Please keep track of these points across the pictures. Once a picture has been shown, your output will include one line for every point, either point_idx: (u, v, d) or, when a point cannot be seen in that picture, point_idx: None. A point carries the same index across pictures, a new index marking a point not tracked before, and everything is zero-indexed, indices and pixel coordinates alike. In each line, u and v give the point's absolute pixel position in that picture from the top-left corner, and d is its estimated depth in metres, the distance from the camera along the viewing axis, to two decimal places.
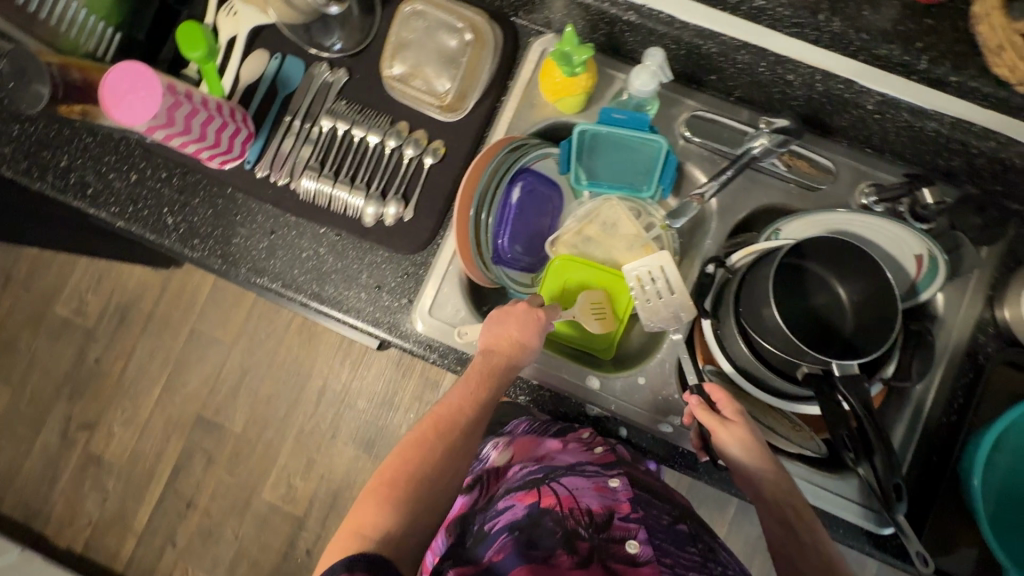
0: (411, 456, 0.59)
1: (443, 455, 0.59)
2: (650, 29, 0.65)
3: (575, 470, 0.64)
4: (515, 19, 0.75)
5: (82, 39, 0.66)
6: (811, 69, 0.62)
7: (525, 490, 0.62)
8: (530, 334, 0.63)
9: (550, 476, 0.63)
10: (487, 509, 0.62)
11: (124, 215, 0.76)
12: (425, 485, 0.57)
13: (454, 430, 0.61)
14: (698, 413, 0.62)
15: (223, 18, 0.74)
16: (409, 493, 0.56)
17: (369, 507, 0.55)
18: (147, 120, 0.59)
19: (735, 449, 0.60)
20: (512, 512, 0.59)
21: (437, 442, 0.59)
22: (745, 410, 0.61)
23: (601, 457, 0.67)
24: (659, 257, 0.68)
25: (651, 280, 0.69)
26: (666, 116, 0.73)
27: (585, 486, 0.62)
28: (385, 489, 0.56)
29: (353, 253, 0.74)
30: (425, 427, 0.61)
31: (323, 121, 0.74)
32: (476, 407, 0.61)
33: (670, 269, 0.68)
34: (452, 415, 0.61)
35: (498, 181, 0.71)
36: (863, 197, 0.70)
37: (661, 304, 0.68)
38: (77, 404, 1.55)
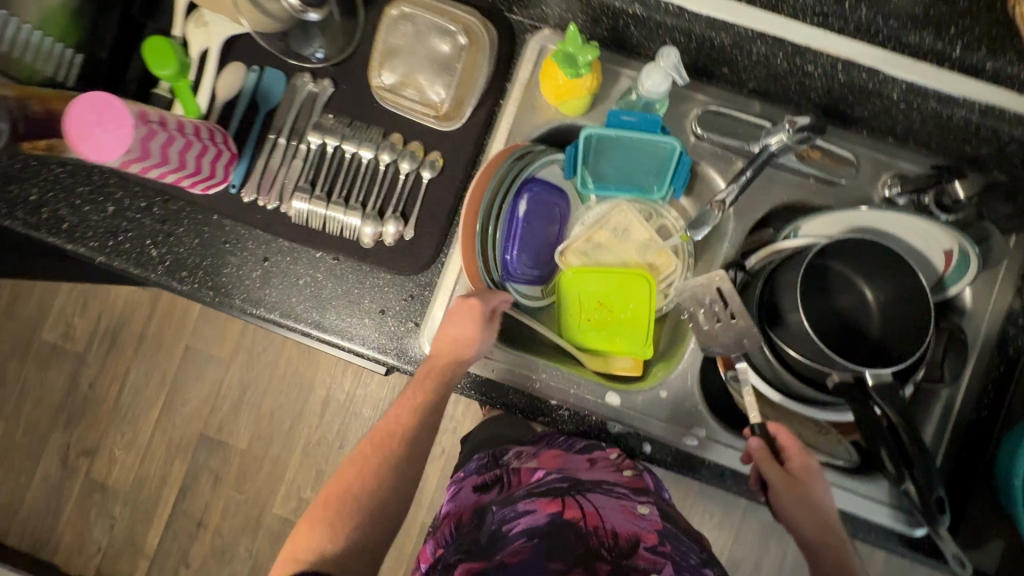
0: (352, 475, 0.62)
1: (381, 468, 0.62)
2: (657, 22, 0.60)
3: (603, 488, 0.60)
4: (510, 16, 0.69)
5: (39, 62, 0.61)
6: (831, 58, 0.56)
7: (549, 497, 0.58)
8: (469, 326, 0.61)
9: (576, 488, 0.59)
10: (506, 507, 0.59)
11: (104, 250, 0.71)
12: (362, 498, 0.61)
13: (393, 442, 0.63)
14: (761, 463, 0.60)
15: (193, 30, 0.69)
16: (347, 511, 0.60)
17: (314, 526, 0.59)
18: (121, 153, 0.54)
19: (790, 508, 0.59)
20: (534, 517, 0.56)
21: (374, 457, 0.63)
22: (815, 468, 0.60)
23: (631, 481, 0.62)
24: (714, 278, 0.61)
25: (709, 300, 0.62)
26: (677, 114, 0.69)
27: (612, 505, 0.58)
28: (325, 509, 0.60)
29: (352, 277, 0.69)
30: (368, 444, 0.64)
31: (311, 137, 0.69)
32: (411, 415, 0.63)
33: (728, 288, 0.61)
34: (391, 429, 0.63)
35: (504, 193, 0.67)
36: (885, 188, 0.67)
37: (720, 329, 0.62)
38: (75, 430, 1.51)
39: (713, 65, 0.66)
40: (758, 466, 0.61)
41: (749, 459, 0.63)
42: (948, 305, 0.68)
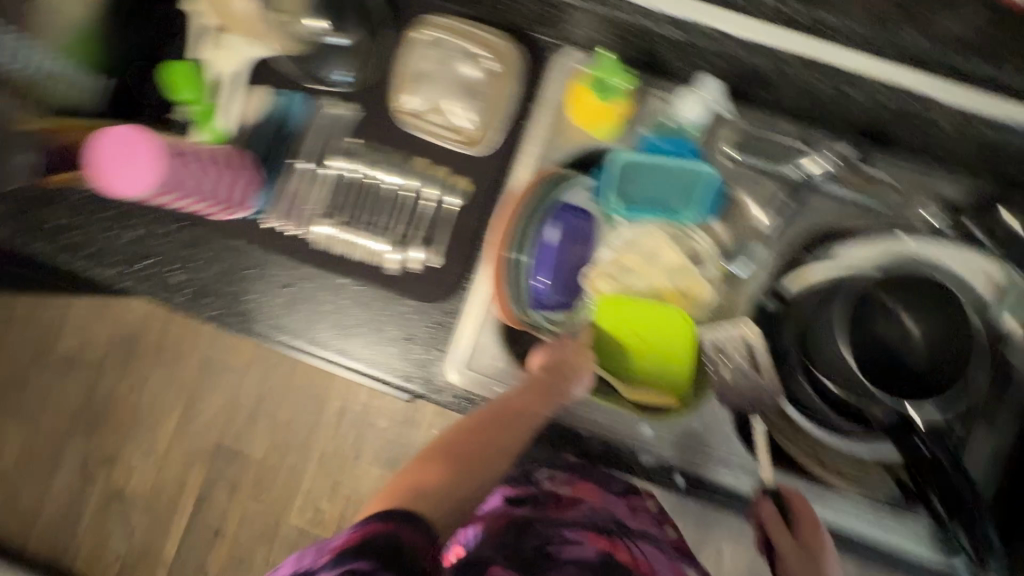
0: (475, 433, 0.51)
1: (505, 442, 0.51)
2: (692, 46, 0.58)
3: (651, 540, 0.62)
4: (536, 34, 0.67)
5: (54, 89, 0.60)
6: (876, 83, 0.53)
7: (597, 532, 0.58)
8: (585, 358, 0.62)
9: (623, 533, 0.60)
10: (552, 530, 0.57)
11: (129, 275, 0.70)
12: (483, 462, 0.49)
13: (518, 420, 0.53)
14: (773, 530, 0.56)
15: (215, 52, 0.67)
16: (467, 467, 0.48)
17: (424, 467, 0.47)
18: (153, 184, 0.54)
19: None
20: (583, 549, 0.55)
21: (497, 423, 0.52)
22: (830, 546, 0.55)
23: (673, 539, 0.65)
24: (745, 329, 0.64)
25: (731, 354, 0.65)
26: (710, 137, 0.67)
27: (662, 560, 0.59)
28: (438, 456, 0.48)
29: (379, 304, 0.68)
30: (481, 414, 0.53)
31: (337, 163, 0.69)
32: (533, 403, 0.55)
33: (755, 341, 0.64)
34: (520, 406, 0.54)
35: (535, 218, 0.66)
36: (927, 215, 0.65)
37: (742, 379, 0.64)
38: (94, 439, 1.52)
39: (750, 88, 0.63)
40: (767, 533, 0.57)
41: (757, 526, 0.59)
42: None
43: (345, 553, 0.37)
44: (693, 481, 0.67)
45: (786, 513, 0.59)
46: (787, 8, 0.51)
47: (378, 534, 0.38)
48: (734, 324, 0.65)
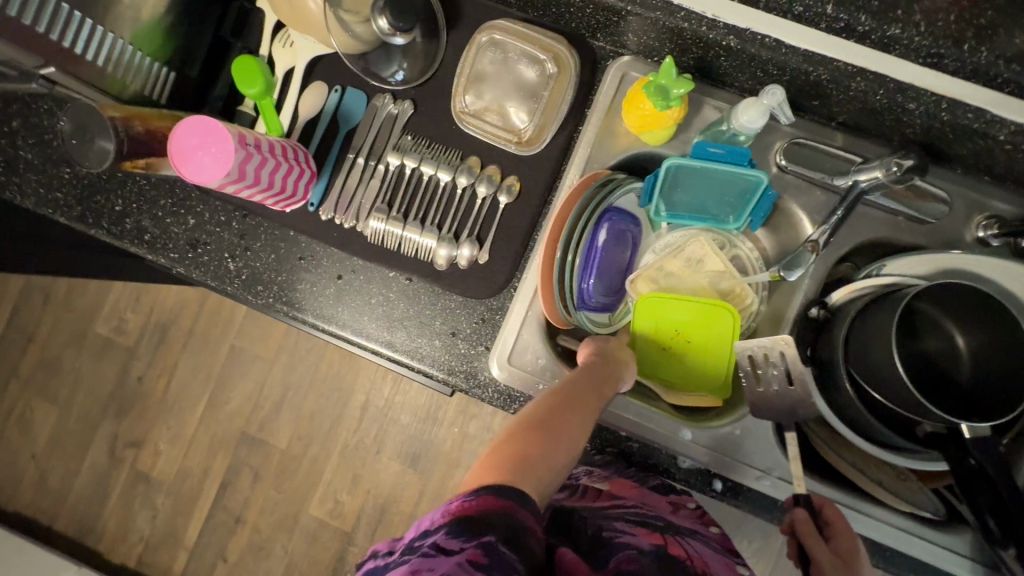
0: (559, 408, 0.51)
1: (586, 419, 0.52)
2: (751, 54, 0.58)
3: (699, 537, 0.62)
4: (593, 41, 0.69)
5: (130, 77, 0.60)
6: (936, 96, 0.54)
7: (649, 528, 0.59)
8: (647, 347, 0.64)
9: (673, 529, 0.61)
10: (604, 520, 0.59)
11: (184, 261, 0.72)
12: (569, 437, 0.50)
13: (595, 400, 0.54)
14: (804, 536, 0.54)
15: (280, 49, 0.70)
16: (558, 443, 0.48)
17: (517, 439, 0.47)
18: (221, 177, 0.56)
19: None
20: (637, 539, 0.57)
21: (578, 401, 0.53)
22: (860, 552, 0.55)
23: (719, 538, 0.64)
24: (779, 341, 0.61)
25: (766, 363, 0.62)
26: (762, 145, 0.68)
27: (714, 557, 0.60)
28: (529, 429, 0.49)
29: (426, 297, 0.70)
30: (561, 389, 0.54)
31: (390, 158, 0.70)
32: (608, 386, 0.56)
33: (791, 356, 0.61)
34: (596, 387, 0.55)
35: (585, 220, 0.66)
36: (979, 229, 0.65)
37: (774, 393, 0.62)
38: (124, 422, 1.55)
39: (803, 98, 0.64)
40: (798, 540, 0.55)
41: (789, 531, 0.57)
42: None
43: (463, 523, 0.40)
44: (730, 486, 0.68)
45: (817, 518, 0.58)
46: (854, 22, 0.51)
47: (493, 508, 0.40)
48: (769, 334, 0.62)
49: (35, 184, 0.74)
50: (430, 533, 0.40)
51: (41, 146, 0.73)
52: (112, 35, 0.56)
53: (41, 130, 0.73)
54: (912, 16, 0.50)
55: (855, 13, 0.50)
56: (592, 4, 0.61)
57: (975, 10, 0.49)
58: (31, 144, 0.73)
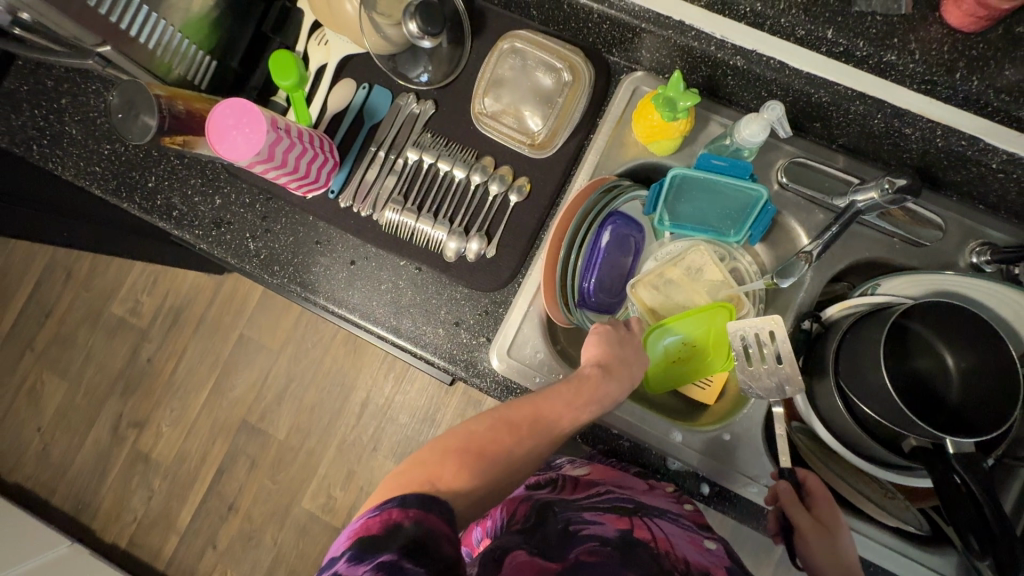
0: (503, 438, 0.54)
1: (530, 453, 0.55)
2: (757, 75, 0.61)
3: (669, 517, 0.62)
4: (607, 55, 0.73)
5: (175, 62, 0.65)
6: (933, 124, 0.57)
7: (616, 513, 0.60)
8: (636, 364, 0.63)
9: (641, 511, 0.61)
10: (570, 513, 0.60)
11: (207, 238, 0.76)
12: (504, 468, 0.53)
13: (546, 431, 0.56)
14: (787, 504, 0.60)
15: (314, 46, 0.75)
16: (489, 471, 0.52)
17: (446, 460, 0.50)
18: (251, 155, 0.59)
19: (817, 551, 0.58)
20: (603, 528, 0.57)
21: (528, 434, 0.55)
22: (841, 518, 0.60)
23: (692, 515, 0.64)
24: (769, 322, 0.63)
25: (756, 343, 0.64)
26: (763, 162, 0.71)
27: (681, 536, 0.59)
28: (464, 453, 0.51)
29: (433, 287, 0.73)
30: (519, 415, 0.55)
31: (409, 153, 0.74)
32: (567, 413, 0.57)
33: (780, 336, 0.63)
34: (553, 421, 0.56)
35: (589, 224, 0.69)
36: (973, 254, 0.66)
37: (764, 372, 0.64)
38: (129, 402, 1.59)
39: (806, 119, 0.67)
40: (781, 508, 0.61)
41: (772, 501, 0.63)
42: None
43: (366, 544, 0.41)
44: (718, 491, 0.69)
45: (799, 490, 0.63)
46: (852, 47, 0.54)
47: (399, 522, 0.43)
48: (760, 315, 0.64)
49: (76, 157, 0.78)
50: (337, 558, 0.42)
51: (85, 123, 0.78)
52: (164, 21, 0.61)
53: (87, 107, 0.78)
54: (907, 45, 0.53)
55: (853, 39, 0.54)
56: (609, 21, 0.65)
57: (967, 42, 0.52)
58: (77, 120, 0.78)
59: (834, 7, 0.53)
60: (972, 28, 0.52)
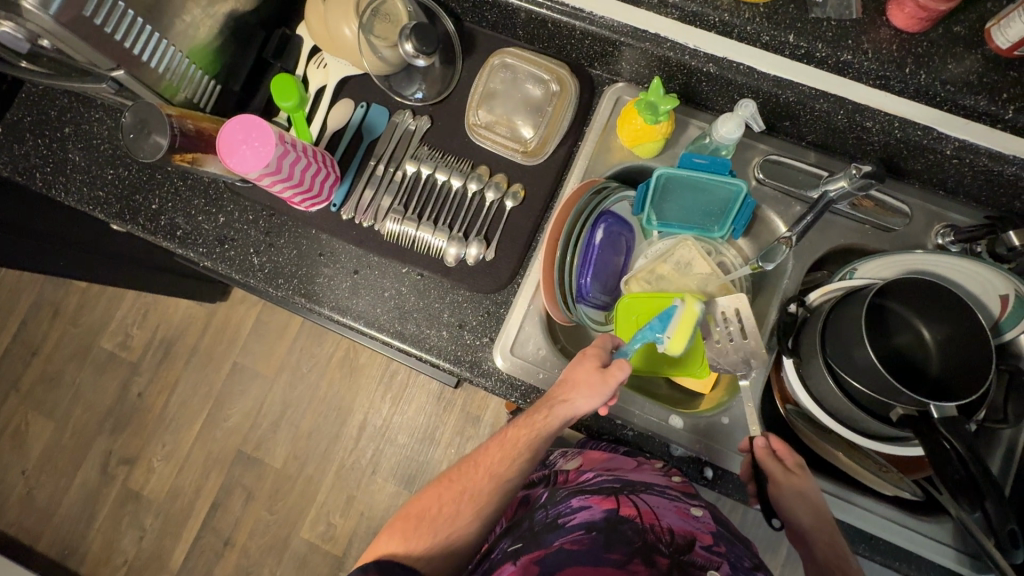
0: (433, 497, 0.65)
1: (469, 501, 0.64)
2: (728, 80, 0.66)
3: (657, 489, 0.66)
4: (590, 70, 0.79)
5: (183, 85, 0.68)
6: (889, 116, 0.63)
7: (603, 495, 0.65)
8: (573, 368, 0.64)
9: (628, 489, 0.65)
10: (561, 504, 0.66)
11: (212, 255, 0.77)
12: (441, 522, 0.63)
13: (479, 473, 0.65)
14: (768, 464, 0.65)
15: (313, 69, 0.79)
16: (424, 532, 0.62)
17: (392, 535, 0.63)
18: (259, 167, 0.63)
19: (791, 500, 0.64)
20: (590, 512, 0.63)
21: (458, 484, 0.65)
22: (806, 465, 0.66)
23: (680, 485, 0.69)
24: (735, 300, 0.67)
25: (724, 322, 0.68)
26: (741, 160, 0.76)
27: (667, 507, 0.64)
28: (404, 522, 0.64)
29: (435, 292, 0.75)
30: (458, 472, 0.67)
31: (408, 166, 0.78)
32: (503, 457, 0.65)
33: (746, 314, 0.66)
34: (483, 463, 0.65)
35: (583, 222, 0.72)
36: (938, 237, 0.72)
37: (731, 347, 0.67)
38: (119, 438, 1.55)
39: (777, 119, 0.72)
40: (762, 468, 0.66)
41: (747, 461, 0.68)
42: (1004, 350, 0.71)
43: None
44: (720, 474, 0.71)
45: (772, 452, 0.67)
46: (812, 49, 0.60)
47: None
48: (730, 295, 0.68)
49: (80, 183, 0.80)
50: None
51: (89, 150, 0.81)
52: (172, 47, 0.64)
53: (90, 135, 0.81)
54: (860, 45, 0.59)
55: (812, 42, 0.60)
56: (591, 36, 0.70)
57: (913, 40, 0.59)
58: (81, 148, 0.81)
59: (793, 14, 0.60)
60: (916, 28, 0.58)
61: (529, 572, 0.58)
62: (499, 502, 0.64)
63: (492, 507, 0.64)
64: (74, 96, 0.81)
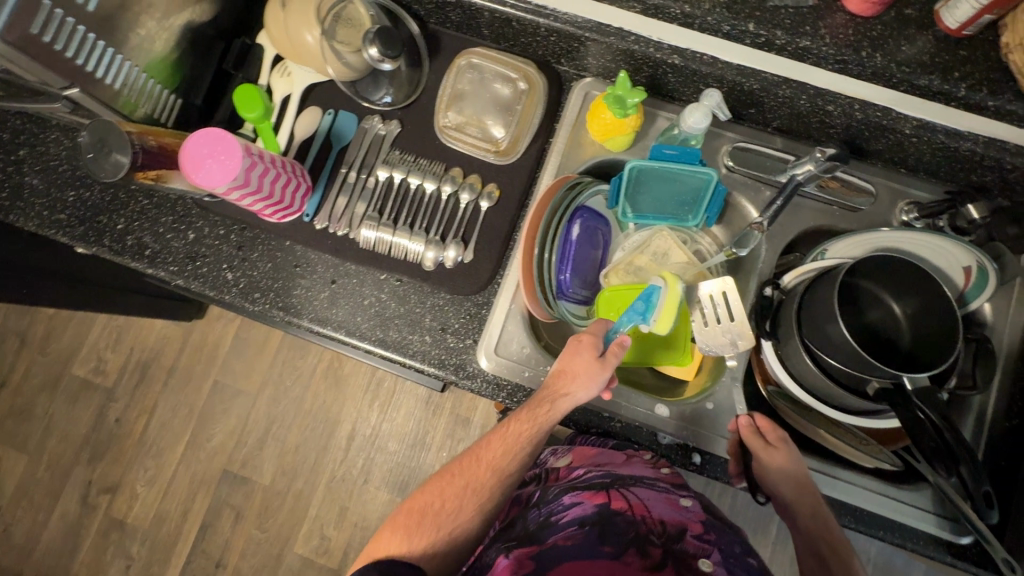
0: (437, 491, 0.64)
1: (472, 495, 0.63)
2: (693, 70, 0.68)
3: (646, 482, 0.67)
4: (557, 66, 0.79)
5: (142, 100, 0.67)
6: (849, 99, 0.65)
7: (593, 490, 0.66)
8: (571, 359, 0.64)
9: (619, 483, 0.66)
10: (553, 501, 0.66)
11: (184, 273, 0.75)
12: (445, 517, 0.63)
13: (481, 467, 0.64)
14: (750, 443, 0.66)
15: (277, 79, 0.78)
16: (426, 529, 0.62)
17: (392, 534, 0.63)
18: (227, 181, 0.61)
19: (774, 477, 0.66)
20: (581, 509, 0.63)
21: (461, 478, 0.64)
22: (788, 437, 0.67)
23: (668, 476, 0.70)
24: (723, 283, 0.67)
25: (712, 305, 0.68)
26: (710, 149, 0.77)
27: (657, 498, 0.65)
28: (404, 521, 0.63)
29: (415, 297, 0.74)
30: (461, 466, 0.66)
31: (380, 171, 0.77)
32: (506, 451, 0.64)
33: (732, 296, 0.67)
34: (485, 457, 0.65)
35: (558, 219, 0.73)
36: (903, 214, 0.74)
37: (717, 330, 0.68)
38: (98, 467, 1.51)
39: (742, 106, 0.73)
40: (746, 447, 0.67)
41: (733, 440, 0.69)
42: (970, 319, 0.73)
43: None
44: (707, 459, 0.72)
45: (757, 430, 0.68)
46: (772, 36, 0.60)
47: None
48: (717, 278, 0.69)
49: (39, 207, 0.77)
50: None
51: (47, 172, 0.78)
52: (128, 61, 0.62)
53: (46, 157, 0.78)
54: (818, 31, 0.60)
55: (772, 30, 0.60)
56: (555, 33, 0.71)
57: (868, 25, 0.60)
58: (38, 171, 0.78)
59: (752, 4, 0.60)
60: (868, 14, 0.59)
61: (524, 566, 0.58)
62: (496, 500, 0.64)
63: (490, 507, 0.64)
64: (28, 117, 0.78)
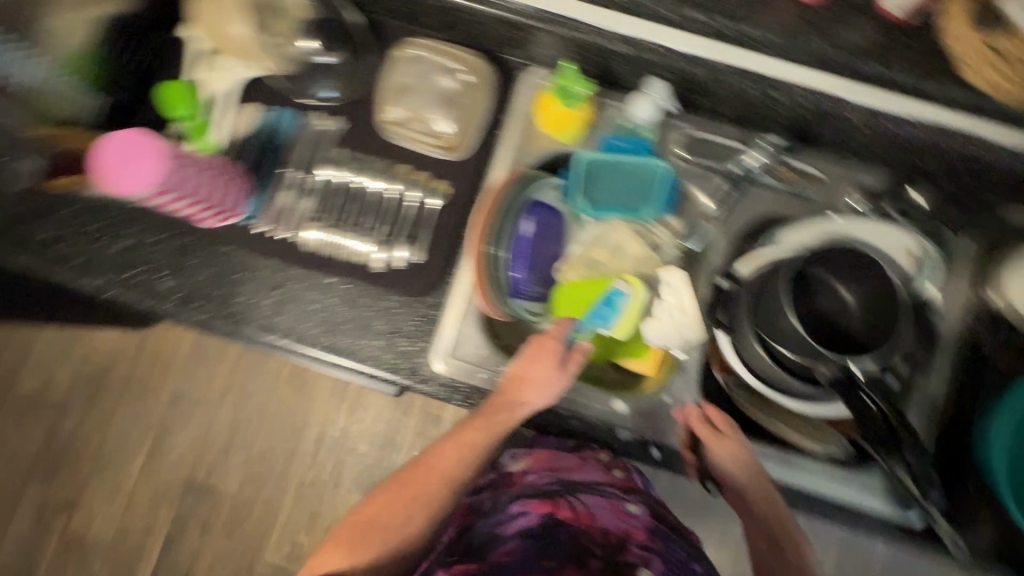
0: (385, 504, 0.63)
1: (421, 506, 0.62)
2: (642, 59, 0.66)
3: (596, 489, 0.69)
4: (504, 56, 0.76)
5: (62, 102, 0.66)
6: (795, 87, 0.63)
7: (541, 499, 0.66)
8: (528, 364, 0.64)
9: (569, 491, 0.67)
10: (499, 510, 0.66)
11: (114, 283, 0.71)
12: (394, 529, 0.61)
13: (431, 477, 0.63)
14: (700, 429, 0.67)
15: (208, 74, 0.73)
16: (373, 542, 0.61)
17: (336, 549, 0.61)
18: (156, 182, 0.59)
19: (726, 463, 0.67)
20: (527, 519, 0.63)
21: (409, 489, 0.63)
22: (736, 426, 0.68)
23: (621, 481, 0.72)
24: (679, 276, 0.68)
25: (670, 296, 0.68)
26: (662, 141, 0.76)
27: (603, 505, 0.67)
28: (352, 534, 0.62)
29: (365, 300, 0.71)
30: (410, 476, 0.64)
31: (318, 172, 0.74)
32: (460, 457, 0.63)
33: (687, 288, 0.68)
34: (436, 467, 0.63)
35: (508, 215, 0.71)
36: (851, 199, 0.74)
37: (671, 322, 0.68)
38: (52, 485, 1.44)
39: (693, 96, 0.72)
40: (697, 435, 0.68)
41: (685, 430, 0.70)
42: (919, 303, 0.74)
43: None
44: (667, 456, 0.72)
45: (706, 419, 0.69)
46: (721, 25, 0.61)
47: None
48: (676, 270, 0.69)
49: None
50: None
51: None
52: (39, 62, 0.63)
53: None
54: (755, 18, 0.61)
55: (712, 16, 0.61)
56: (499, 21, 0.68)
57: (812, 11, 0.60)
58: None
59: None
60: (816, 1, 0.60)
61: None
62: (448, 507, 0.63)
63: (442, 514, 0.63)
64: None
